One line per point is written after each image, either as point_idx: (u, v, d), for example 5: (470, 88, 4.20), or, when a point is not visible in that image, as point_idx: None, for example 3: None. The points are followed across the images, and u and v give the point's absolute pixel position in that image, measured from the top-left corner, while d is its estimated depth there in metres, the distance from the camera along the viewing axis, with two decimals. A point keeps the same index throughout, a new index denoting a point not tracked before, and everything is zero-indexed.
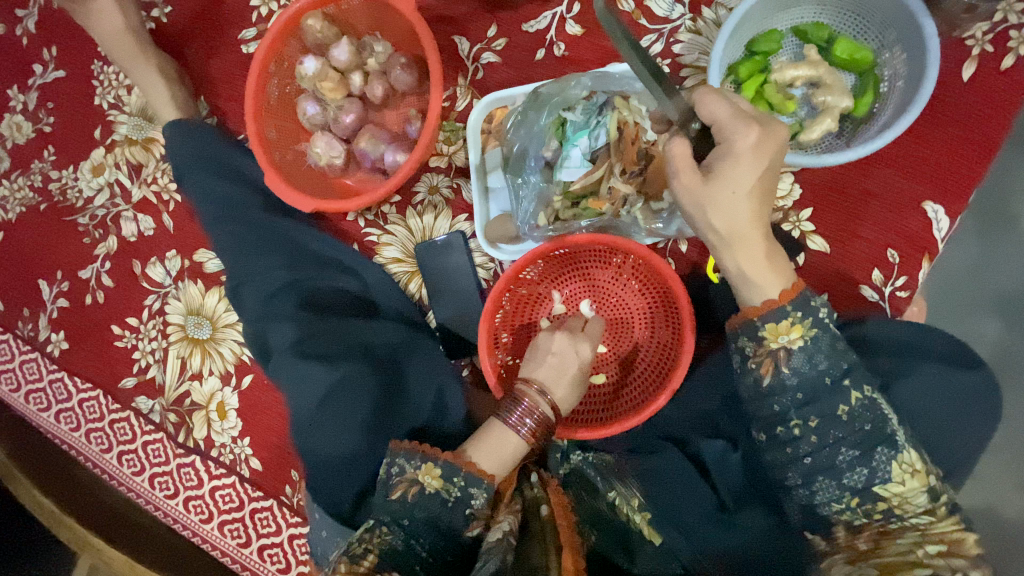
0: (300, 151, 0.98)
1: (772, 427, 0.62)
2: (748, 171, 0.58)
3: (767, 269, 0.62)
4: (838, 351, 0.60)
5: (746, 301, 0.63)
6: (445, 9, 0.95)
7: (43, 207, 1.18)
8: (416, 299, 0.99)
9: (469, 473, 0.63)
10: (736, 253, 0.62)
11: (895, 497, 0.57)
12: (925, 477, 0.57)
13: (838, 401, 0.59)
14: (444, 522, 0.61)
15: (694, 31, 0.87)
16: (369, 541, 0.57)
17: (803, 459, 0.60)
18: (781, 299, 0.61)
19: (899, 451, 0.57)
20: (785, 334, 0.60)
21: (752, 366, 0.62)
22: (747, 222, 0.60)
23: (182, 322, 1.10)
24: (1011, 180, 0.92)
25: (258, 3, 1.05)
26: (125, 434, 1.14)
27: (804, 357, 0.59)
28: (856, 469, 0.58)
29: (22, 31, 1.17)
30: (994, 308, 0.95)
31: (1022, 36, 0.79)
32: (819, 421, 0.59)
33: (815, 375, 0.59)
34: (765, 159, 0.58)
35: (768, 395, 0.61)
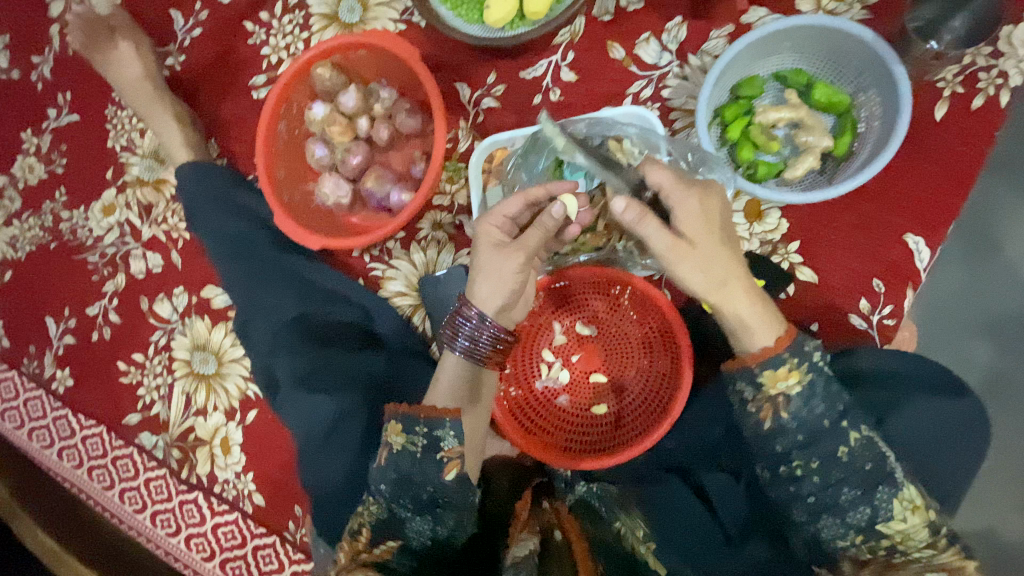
0: (307, 190, 1.02)
1: (775, 466, 0.65)
2: (708, 230, 0.64)
3: (759, 312, 0.66)
4: (834, 394, 0.63)
5: (748, 349, 0.66)
6: (447, 57, 1.01)
7: (52, 245, 1.20)
8: (422, 331, 1.03)
9: (429, 418, 0.66)
10: (722, 306, 0.65)
11: (897, 533, 0.60)
12: (926, 513, 0.60)
13: (838, 442, 0.62)
14: (417, 476, 0.64)
15: (682, 77, 0.93)
16: (364, 514, 0.66)
17: (807, 497, 0.63)
18: (777, 346, 0.64)
19: (900, 489, 0.61)
20: (783, 380, 0.64)
21: (752, 409, 0.65)
22: (719, 275, 0.64)
23: (188, 357, 1.12)
24: (990, 208, 0.96)
25: (268, 51, 1.10)
26: (128, 471, 1.14)
27: (802, 402, 0.63)
28: (859, 507, 0.61)
29: (38, 77, 1.22)
30: (982, 330, 0.98)
31: (989, 79, 0.85)
32: (819, 463, 0.62)
33: (814, 418, 0.63)
34: (715, 215, 0.65)
35: (769, 436, 0.65)
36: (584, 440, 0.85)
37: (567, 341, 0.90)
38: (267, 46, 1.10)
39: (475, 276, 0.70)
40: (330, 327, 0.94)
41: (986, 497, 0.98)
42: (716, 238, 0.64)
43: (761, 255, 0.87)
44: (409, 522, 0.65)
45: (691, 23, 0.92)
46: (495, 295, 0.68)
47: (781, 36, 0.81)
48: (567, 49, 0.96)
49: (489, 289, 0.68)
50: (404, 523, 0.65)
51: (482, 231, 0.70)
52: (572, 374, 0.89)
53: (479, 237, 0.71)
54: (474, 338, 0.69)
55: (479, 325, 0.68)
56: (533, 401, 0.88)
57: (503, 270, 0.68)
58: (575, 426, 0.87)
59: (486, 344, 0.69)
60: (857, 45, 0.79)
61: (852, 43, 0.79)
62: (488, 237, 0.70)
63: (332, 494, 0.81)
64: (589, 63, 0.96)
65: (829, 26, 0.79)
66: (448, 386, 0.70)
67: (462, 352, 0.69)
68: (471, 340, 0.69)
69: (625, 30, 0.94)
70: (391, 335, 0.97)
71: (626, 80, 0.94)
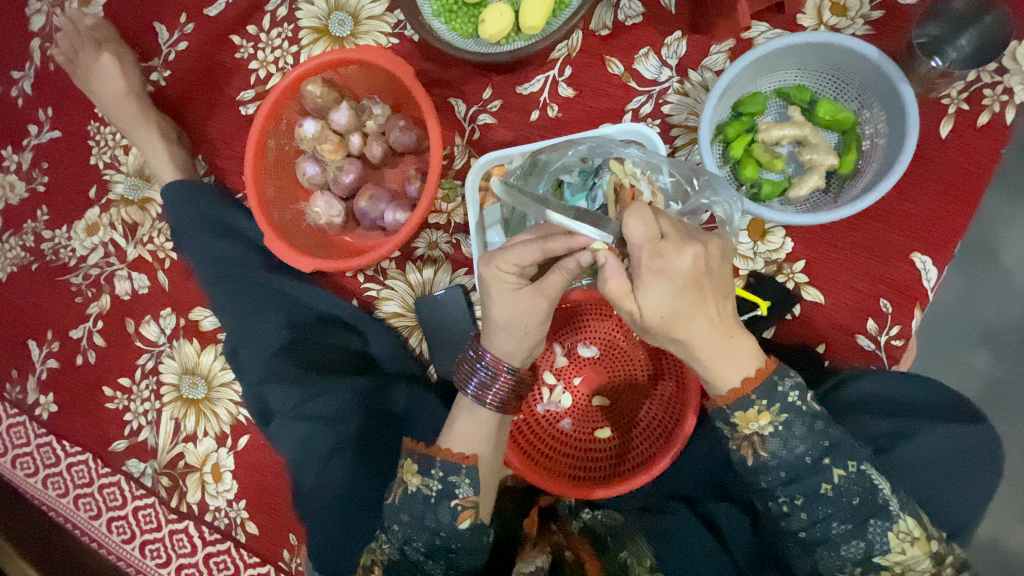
0: (299, 210, 0.99)
1: (765, 501, 0.64)
2: (667, 300, 0.58)
3: (728, 359, 0.62)
4: (817, 431, 0.61)
5: (714, 389, 0.64)
6: (441, 73, 0.98)
7: (34, 266, 1.16)
8: (417, 353, 0.99)
9: (444, 462, 0.64)
10: (698, 359, 0.62)
11: (898, 565, 0.60)
12: (925, 544, 0.60)
13: (820, 480, 0.61)
14: (429, 521, 0.63)
15: (682, 93, 0.91)
16: (377, 552, 0.65)
17: (798, 532, 0.62)
18: (744, 387, 0.62)
19: (895, 521, 0.60)
20: (755, 420, 0.62)
21: (733, 447, 0.64)
22: (697, 337, 0.60)
23: (177, 381, 1.08)
24: (993, 222, 0.95)
25: (256, 66, 1.06)
26: (114, 499, 1.10)
27: (779, 441, 0.61)
28: (852, 542, 0.60)
29: (18, 92, 1.18)
30: (987, 345, 0.97)
31: (994, 95, 0.84)
32: (804, 499, 0.61)
33: (795, 457, 0.61)
34: (682, 284, 0.57)
35: (755, 472, 0.63)
36: (585, 467, 0.83)
37: (569, 363, 0.88)
38: (255, 60, 1.06)
39: (488, 319, 0.66)
40: (322, 352, 0.92)
41: (992, 514, 0.97)
42: (680, 305, 0.58)
43: (764, 274, 0.87)
44: (421, 564, 0.63)
45: (691, 38, 0.91)
46: (510, 344, 0.66)
47: (784, 53, 0.80)
48: (564, 64, 0.94)
49: (502, 337, 0.66)
50: (415, 564, 0.63)
51: (493, 278, 0.63)
52: (575, 398, 0.88)
53: (489, 280, 0.64)
54: (489, 380, 0.67)
55: (496, 369, 0.67)
56: (536, 425, 0.86)
57: (518, 319, 0.64)
58: (578, 452, 0.85)
59: (501, 386, 0.67)
60: (861, 63, 0.78)
61: (856, 60, 0.78)
62: (500, 283, 0.64)
63: (327, 530, 0.77)
64: (587, 78, 0.94)
65: (833, 43, 0.77)
66: (464, 428, 0.67)
67: (476, 396, 0.67)
68: (486, 385, 0.67)
69: (624, 45, 0.93)
70: (387, 358, 0.96)
71: (625, 95, 0.93)
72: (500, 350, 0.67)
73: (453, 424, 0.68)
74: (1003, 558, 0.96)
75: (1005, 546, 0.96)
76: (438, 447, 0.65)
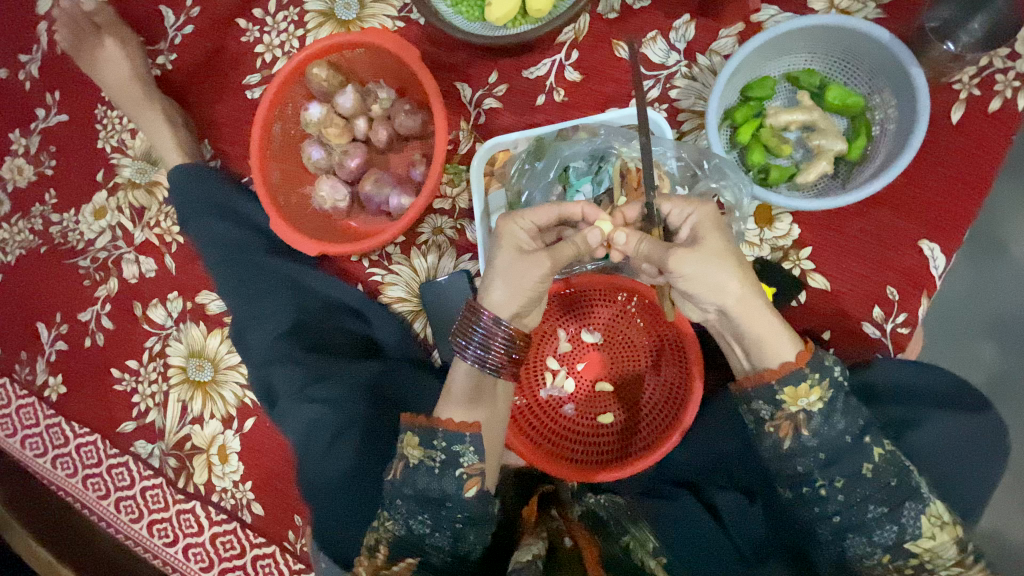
0: (304, 194, 0.99)
1: (797, 486, 0.64)
2: (719, 234, 0.64)
3: (773, 329, 0.64)
4: (853, 408, 0.63)
5: (765, 363, 0.65)
6: (447, 57, 0.98)
7: (42, 249, 1.17)
8: (421, 338, 1.00)
9: (448, 431, 0.64)
10: (745, 316, 0.64)
11: (926, 551, 0.60)
12: (954, 529, 0.60)
13: (861, 459, 0.62)
14: (434, 491, 0.63)
15: (689, 77, 0.90)
16: (380, 531, 0.65)
17: (832, 517, 0.62)
18: (798, 361, 0.63)
19: (926, 505, 0.60)
20: (804, 396, 0.62)
21: (770, 429, 0.64)
22: (743, 281, 0.64)
23: (183, 364, 1.09)
24: (1000, 210, 0.94)
25: (262, 49, 1.06)
26: (123, 480, 1.12)
27: (823, 418, 0.62)
28: (886, 526, 0.60)
29: (26, 77, 1.18)
30: (992, 334, 0.96)
31: (1007, 80, 0.83)
32: (844, 481, 0.62)
33: (836, 434, 0.62)
34: (725, 225, 0.67)
35: (791, 456, 0.63)
36: (588, 451, 0.84)
37: (572, 348, 0.88)
38: (261, 43, 1.06)
39: (493, 276, 0.67)
40: (329, 335, 0.92)
41: (996, 503, 0.97)
42: (727, 246, 0.64)
43: (770, 261, 0.87)
44: (429, 538, 0.63)
45: (699, 22, 0.90)
46: (506, 300, 0.66)
47: (794, 37, 0.80)
48: (571, 48, 0.94)
49: (504, 298, 0.66)
50: (421, 539, 0.63)
51: (509, 229, 0.67)
52: (578, 383, 0.87)
53: (503, 233, 0.68)
54: (487, 345, 0.66)
55: (491, 330, 0.65)
56: (539, 409, 0.86)
57: (519, 280, 0.66)
58: (581, 436, 0.85)
59: (499, 353, 0.66)
60: (873, 47, 0.77)
61: (868, 43, 0.77)
62: (512, 235, 0.67)
63: (334, 510, 0.78)
64: (594, 62, 0.93)
65: (845, 26, 0.77)
66: (459, 399, 0.67)
67: (475, 359, 0.66)
68: (484, 348, 0.66)
69: (632, 28, 0.92)
70: (392, 343, 0.96)
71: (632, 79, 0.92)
72: (499, 311, 0.66)
73: (449, 396, 0.68)
74: (1005, 547, 0.96)
75: (1008, 535, 0.96)
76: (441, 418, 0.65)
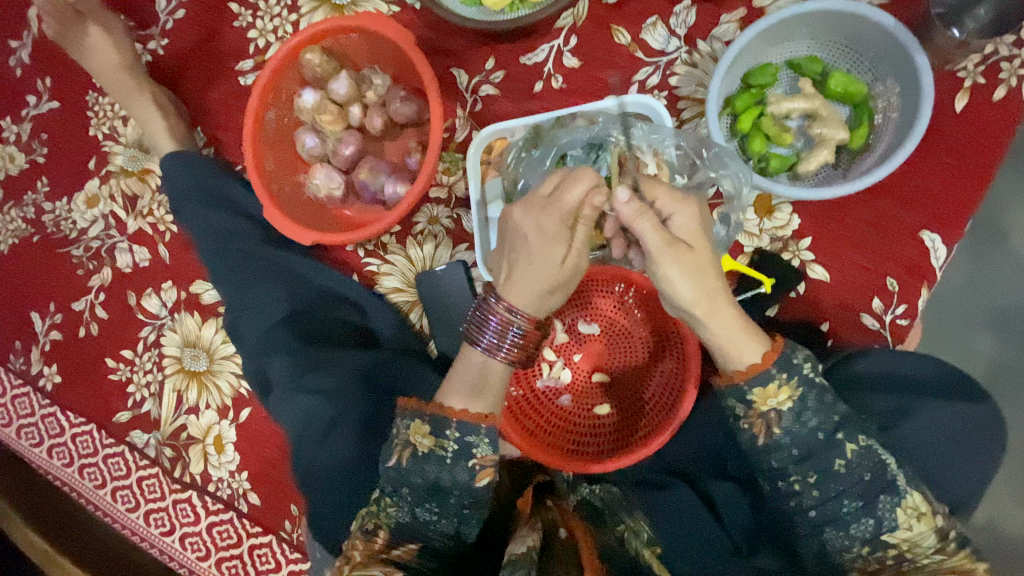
0: (298, 182, 0.98)
1: (775, 479, 0.64)
2: (705, 240, 0.64)
3: (739, 330, 0.64)
4: (827, 406, 0.62)
5: (731, 366, 0.64)
6: (443, 43, 0.96)
7: (35, 238, 1.16)
8: (417, 329, 0.99)
9: (462, 422, 0.63)
10: (709, 321, 0.64)
11: (904, 542, 0.59)
12: (932, 520, 0.59)
13: (834, 455, 0.61)
14: (445, 480, 0.62)
15: (690, 64, 0.89)
16: (380, 516, 0.64)
17: (808, 511, 0.62)
18: (765, 362, 0.62)
19: (902, 497, 0.60)
20: (773, 396, 0.62)
21: (744, 425, 0.64)
22: (715, 283, 0.63)
23: (179, 354, 1.09)
24: (1002, 201, 0.93)
25: (254, 35, 1.04)
26: (119, 469, 1.11)
27: (792, 416, 0.61)
28: (862, 520, 0.60)
29: (16, 62, 1.16)
30: (991, 326, 0.95)
31: (1012, 68, 0.82)
32: (818, 476, 0.61)
33: (807, 432, 0.61)
34: (710, 225, 0.65)
35: (766, 451, 0.63)
36: (581, 442, 0.83)
37: (568, 340, 0.88)
38: (254, 29, 1.04)
39: (510, 268, 0.65)
40: (326, 325, 0.91)
41: (992, 495, 0.97)
42: (711, 254, 0.63)
43: (769, 251, 0.86)
44: (434, 524, 0.63)
45: (700, 7, 0.88)
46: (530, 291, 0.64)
47: (797, 22, 0.78)
48: (570, 33, 0.92)
49: (523, 289, 0.64)
50: (426, 526, 0.63)
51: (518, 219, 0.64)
52: (575, 373, 0.88)
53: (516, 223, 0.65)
54: (501, 335, 0.65)
55: (504, 324, 0.64)
56: (535, 400, 0.86)
57: (538, 269, 0.63)
58: (577, 427, 0.85)
59: (512, 343, 0.65)
60: (877, 33, 0.76)
61: (872, 30, 0.76)
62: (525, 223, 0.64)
63: (329, 502, 0.78)
64: (593, 48, 0.91)
65: (848, 11, 0.75)
66: (469, 388, 0.65)
67: (488, 349, 0.65)
68: (497, 339, 0.65)
69: (631, 13, 0.90)
70: (389, 334, 0.95)
71: (631, 66, 0.91)
72: (514, 302, 0.64)
73: (454, 385, 0.66)
74: (1000, 538, 0.96)
75: (1003, 527, 0.96)
76: (454, 409, 0.63)
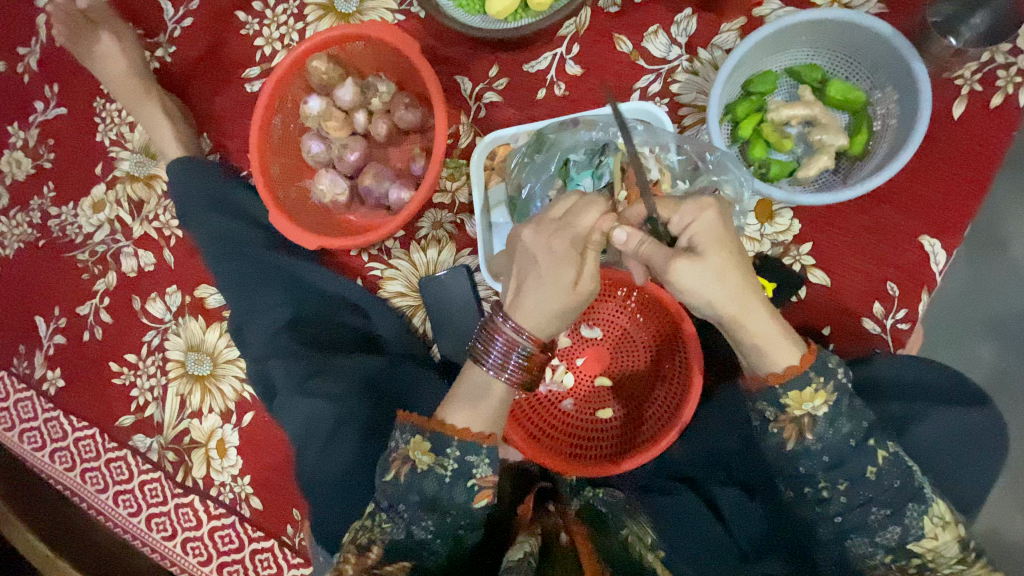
0: (303, 187, 0.99)
1: (798, 486, 0.64)
2: (722, 245, 0.61)
3: (774, 335, 0.63)
4: (858, 412, 0.62)
5: (765, 369, 0.64)
6: (447, 51, 0.98)
7: (41, 243, 1.17)
8: (421, 333, 1.00)
9: (463, 441, 0.63)
10: (744, 330, 0.63)
11: (928, 551, 0.60)
12: (955, 529, 0.60)
13: (865, 461, 0.61)
14: (443, 499, 0.62)
15: (691, 72, 0.90)
16: (374, 531, 0.63)
17: (833, 518, 0.63)
18: (801, 364, 0.62)
19: (928, 505, 0.60)
20: (809, 401, 0.62)
21: (775, 430, 0.64)
22: (739, 295, 0.62)
23: (182, 358, 1.09)
24: (1000, 207, 0.94)
25: (261, 43, 1.06)
26: (121, 474, 1.12)
27: (827, 421, 0.61)
28: (890, 527, 0.60)
29: (25, 69, 1.18)
30: (991, 331, 0.96)
31: (1009, 76, 0.83)
32: (847, 484, 0.61)
33: (840, 438, 0.62)
34: (729, 230, 0.62)
35: (793, 457, 0.63)
36: (588, 446, 0.84)
37: (571, 344, 0.89)
38: (260, 37, 1.06)
39: (519, 288, 0.65)
40: (327, 331, 0.92)
41: (995, 501, 0.97)
42: (722, 264, 0.61)
43: (771, 256, 0.87)
44: (428, 543, 0.62)
45: (701, 16, 0.90)
46: (548, 313, 0.64)
47: (796, 31, 0.79)
48: (572, 42, 0.93)
49: (530, 312, 0.64)
50: (420, 544, 0.62)
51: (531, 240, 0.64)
52: (578, 378, 0.88)
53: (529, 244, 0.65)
54: (506, 355, 0.65)
55: (510, 347, 0.64)
56: (538, 404, 0.86)
57: (549, 292, 0.63)
58: (581, 432, 0.85)
59: (518, 365, 0.65)
60: (875, 41, 0.77)
61: (869, 38, 0.77)
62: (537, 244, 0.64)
63: (331, 506, 0.78)
64: (595, 56, 0.93)
65: (847, 20, 0.76)
66: (470, 408, 0.65)
67: (492, 369, 0.66)
68: (503, 358, 0.65)
69: (633, 22, 0.92)
70: (392, 340, 0.96)
71: (633, 74, 0.92)
72: (522, 323, 0.64)
73: (457, 402, 0.66)
74: (1004, 545, 0.96)
75: (1006, 533, 0.96)
76: (455, 427, 0.64)
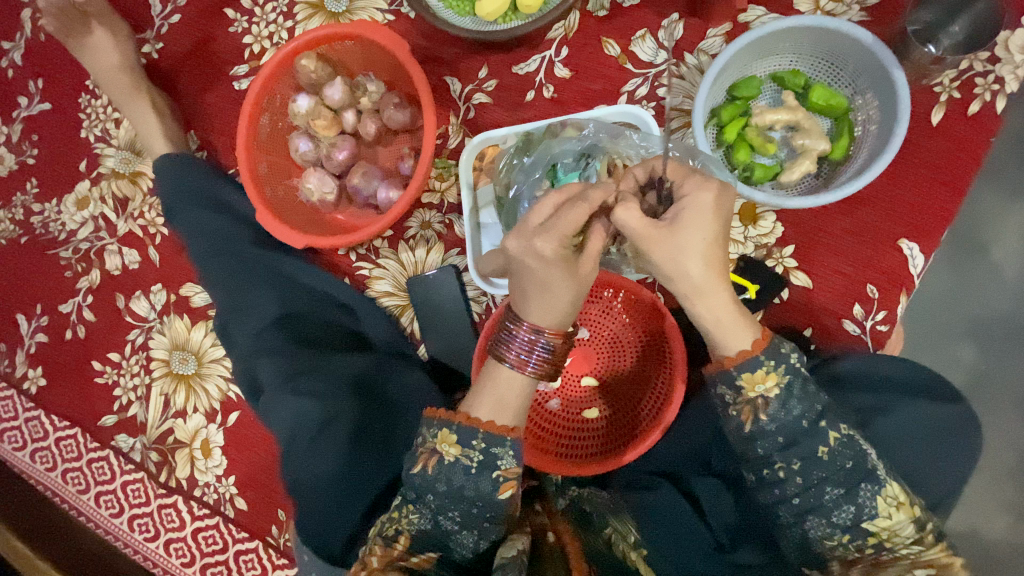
0: (291, 186, 0.98)
1: (759, 469, 0.65)
2: (707, 226, 0.61)
3: (734, 320, 0.65)
4: (811, 395, 0.63)
5: (720, 352, 0.65)
6: (436, 51, 0.98)
7: (23, 240, 1.15)
8: (408, 333, 1.00)
9: (489, 434, 0.63)
10: (703, 305, 0.65)
11: (884, 531, 0.60)
12: (910, 509, 0.60)
13: (817, 443, 0.62)
14: (469, 490, 0.62)
15: (677, 76, 0.91)
16: (400, 522, 0.63)
17: (792, 499, 0.63)
18: (754, 349, 0.64)
19: (882, 486, 0.61)
20: (761, 382, 0.63)
21: (733, 413, 0.65)
22: (713, 274, 0.63)
23: (166, 357, 1.08)
24: (976, 211, 0.97)
25: (250, 40, 1.05)
26: (103, 474, 1.10)
27: (779, 403, 0.62)
28: (844, 507, 0.61)
29: (8, 64, 1.16)
30: (969, 334, 0.98)
31: (986, 83, 0.85)
32: (801, 463, 0.62)
33: (792, 420, 0.62)
34: (726, 211, 0.63)
35: (751, 439, 0.64)
36: (576, 446, 0.84)
37: None
38: (249, 34, 1.05)
39: (526, 292, 0.65)
40: (316, 327, 0.91)
41: (971, 501, 0.99)
42: (702, 242, 0.62)
43: (753, 258, 0.88)
44: (455, 534, 0.63)
45: (687, 21, 0.91)
46: (549, 308, 0.65)
47: (779, 37, 0.81)
48: (561, 44, 0.94)
49: (543, 310, 0.65)
50: (447, 535, 0.63)
51: (531, 249, 0.63)
52: (565, 378, 0.88)
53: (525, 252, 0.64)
54: (530, 351, 0.65)
55: (531, 341, 0.65)
56: (525, 406, 0.86)
57: (562, 290, 0.64)
58: (567, 430, 0.86)
59: (542, 358, 0.65)
60: (856, 48, 0.79)
61: (851, 45, 0.79)
62: (538, 253, 0.63)
63: (317, 511, 0.76)
64: (583, 59, 0.94)
65: (827, 28, 0.78)
66: (495, 402, 0.65)
67: (515, 365, 0.65)
68: (526, 354, 0.65)
69: (621, 26, 0.93)
70: (380, 336, 0.96)
71: (621, 77, 0.93)
72: (539, 322, 0.65)
73: (481, 398, 0.66)
74: (980, 543, 0.98)
75: (983, 532, 0.98)
76: (481, 421, 0.64)
